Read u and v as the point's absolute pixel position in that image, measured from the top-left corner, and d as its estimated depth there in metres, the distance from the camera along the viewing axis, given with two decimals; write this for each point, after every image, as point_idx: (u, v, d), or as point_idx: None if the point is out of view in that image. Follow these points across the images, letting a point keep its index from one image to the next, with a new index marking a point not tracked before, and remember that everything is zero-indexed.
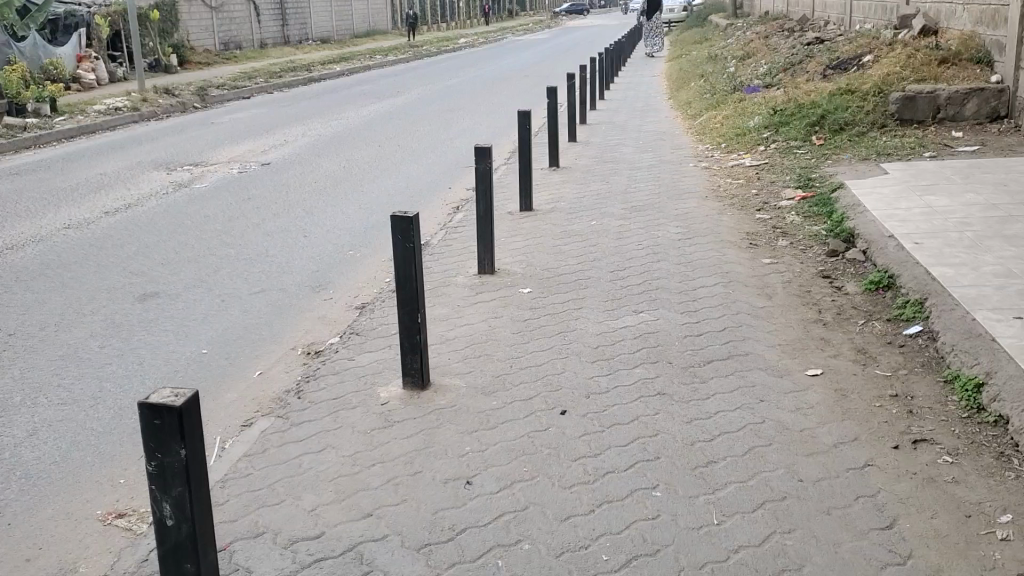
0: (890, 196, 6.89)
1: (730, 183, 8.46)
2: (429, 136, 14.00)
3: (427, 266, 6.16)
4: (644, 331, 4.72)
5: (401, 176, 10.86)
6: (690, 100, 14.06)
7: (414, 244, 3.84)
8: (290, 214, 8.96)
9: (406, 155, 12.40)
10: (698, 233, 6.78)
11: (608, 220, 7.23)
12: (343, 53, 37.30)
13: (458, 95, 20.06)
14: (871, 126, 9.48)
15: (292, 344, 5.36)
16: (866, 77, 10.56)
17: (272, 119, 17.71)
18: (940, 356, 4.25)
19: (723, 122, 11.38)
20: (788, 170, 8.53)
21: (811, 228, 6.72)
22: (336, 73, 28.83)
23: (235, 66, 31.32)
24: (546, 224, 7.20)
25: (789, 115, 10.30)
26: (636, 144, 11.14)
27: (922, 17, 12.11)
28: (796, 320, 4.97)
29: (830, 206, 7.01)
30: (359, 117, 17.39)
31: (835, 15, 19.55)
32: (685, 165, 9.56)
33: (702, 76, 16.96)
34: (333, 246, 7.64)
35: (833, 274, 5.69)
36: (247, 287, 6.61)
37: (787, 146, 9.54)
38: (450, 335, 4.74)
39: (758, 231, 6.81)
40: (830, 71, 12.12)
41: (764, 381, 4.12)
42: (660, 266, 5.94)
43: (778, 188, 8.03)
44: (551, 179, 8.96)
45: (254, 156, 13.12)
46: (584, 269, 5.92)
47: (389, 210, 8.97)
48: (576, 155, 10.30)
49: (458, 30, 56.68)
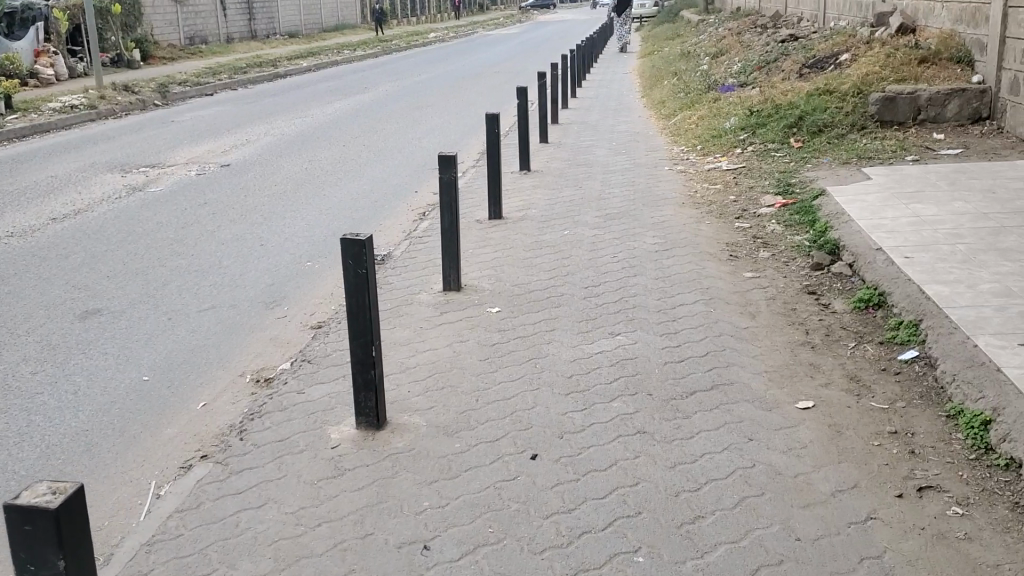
0: (875, 204, 6.59)
1: (707, 188, 8.14)
2: (396, 135, 13.59)
3: (388, 280, 5.78)
4: (621, 357, 4.38)
5: (365, 179, 10.44)
6: (663, 100, 13.75)
7: (367, 271, 3.47)
8: (248, 221, 8.53)
9: (371, 157, 11.98)
10: (676, 243, 6.45)
11: (581, 229, 6.88)
12: (311, 49, 36.66)
13: (427, 93, 19.63)
14: (851, 128, 9.20)
15: (242, 371, 4.96)
16: (844, 76, 10.28)
17: (235, 117, 17.20)
18: (940, 386, 3.94)
19: (698, 123, 11.06)
20: (767, 175, 8.22)
21: (793, 238, 6.40)
22: (303, 69, 28.28)
23: (200, 62, 30.65)
24: (516, 233, 6.83)
25: (766, 116, 10.00)
26: (610, 145, 10.80)
27: (899, 15, 11.87)
28: (783, 343, 4.64)
29: (813, 214, 6.71)
30: (324, 115, 16.92)
31: (808, 11, 19.31)
32: (660, 169, 9.24)
33: (676, 74, 16.66)
34: (291, 257, 7.22)
35: (820, 290, 5.37)
36: (197, 303, 6.20)
37: (765, 148, 9.24)
38: (411, 363, 4.37)
39: (738, 241, 6.49)
40: (807, 70, 11.84)
41: (752, 415, 3.79)
42: (636, 282, 5.59)
43: (757, 194, 7.71)
44: (521, 183, 8.58)
45: (214, 157, 12.65)
46: (555, 285, 5.56)
47: (351, 216, 8.56)
48: (547, 157, 9.94)
49: (429, 25, 56.11)
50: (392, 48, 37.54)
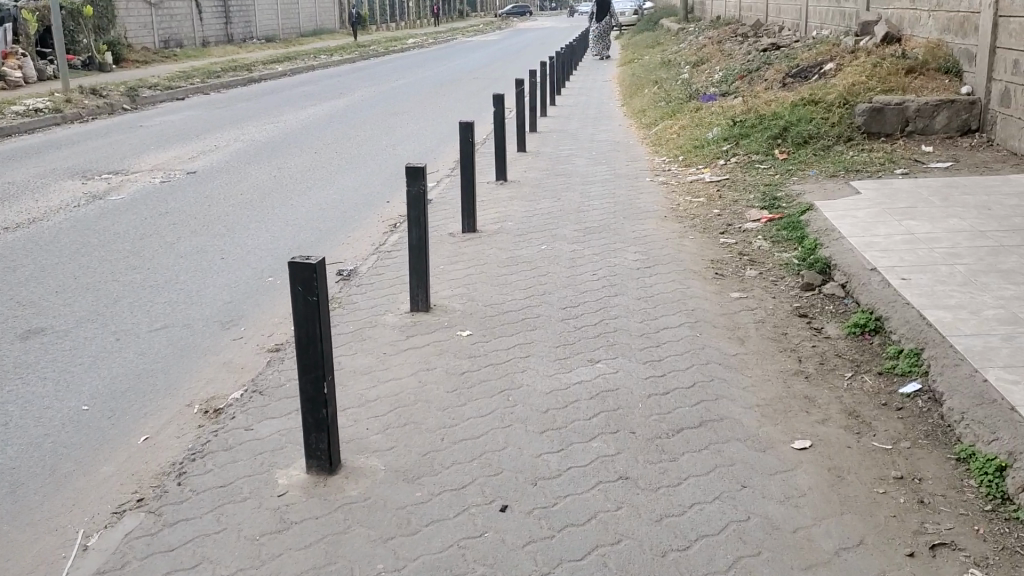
0: (866, 220, 6.30)
1: (690, 201, 7.83)
2: (369, 143, 13.23)
3: (353, 299, 5.41)
4: (601, 387, 4.04)
5: (336, 187, 10.07)
6: (644, 108, 13.46)
7: (318, 298, 3.13)
8: (210, 233, 8.14)
9: (342, 164, 11.61)
10: (658, 259, 6.12)
11: (559, 244, 6.53)
12: (288, 53, 36.18)
13: (404, 99, 19.29)
14: (837, 139, 8.92)
15: (190, 400, 4.58)
16: (829, 86, 10.02)
17: (205, 121, 16.79)
18: (947, 425, 3.63)
19: (680, 133, 10.77)
20: (752, 188, 7.92)
21: (781, 255, 6.09)
22: (279, 74, 27.85)
23: (174, 65, 30.13)
24: (490, 248, 6.48)
25: (749, 126, 9.71)
26: (589, 155, 10.49)
27: (884, 24, 11.64)
28: (774, 372, 4.31)
29: (801, 229, 6.40)
30: (297, 120, 16.53)
31: (789, 20, 19.13)
32: (641, 180, 8.92)
33: (656, 82, 16.40)
34: (253, 272, 6.84)
35: (811, 313, 5.06)
36: (149, 322, 5.80)
37: (749, 160, 8.95)
38: (372, 394, 4.00)
39: (724, 258, 6.17)
40: (791, 80, 11.58)
41: (744, 456, 3.45)
42: (617, 302, 5.25)
43: (742, 208, 7.41)
44: (497, 194, 8.24)
45: (180, 163, 12.24)
46: (531, 305, 5.22)
47: (319, 227, 8.18)
48: (524, 167, 9.60)
49: (408, 31, 55.74)
50: (369, 53, 37.12)
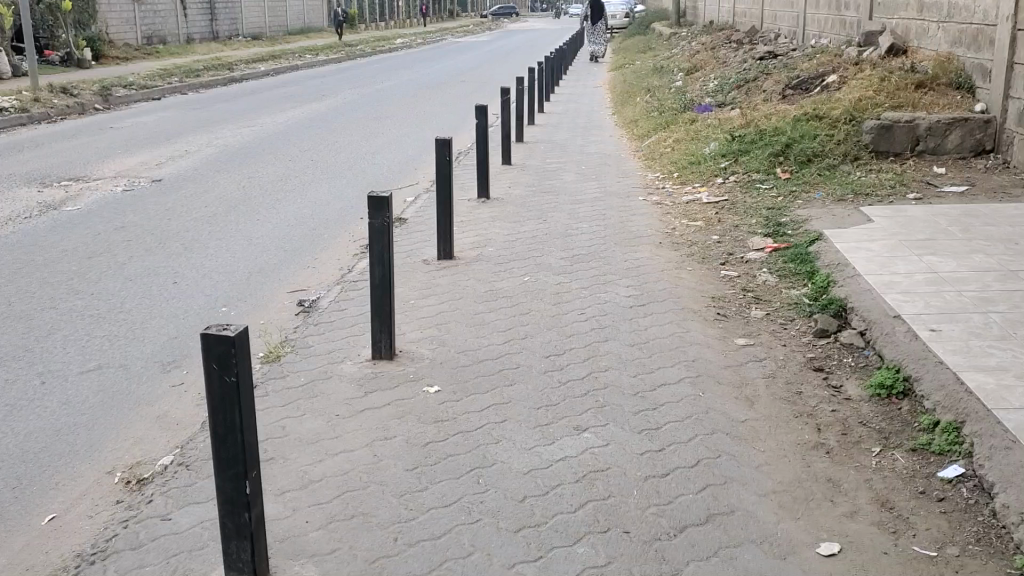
0: (882, 254, 5.72)
1: (687, 225, 7.24)
2: (348, 151, 12.59)
3: (309, 341, 4.78)
4: (589, 465, 3.43)
5: (309, 200, 9.45)
6: (636, 118, 12.89)
7: (237, 379, 2.52)
8: (166, 253, 7.49)
9: (318, 174, 10.98)
10: (653, 294, 5.51)
11: (543, 274, 5.92)
12: (273, 52, 35.53)
13: (388, 103, 18.68)
14: (843, 158, 8.36)
15: (112, 466, 3.94)
16: (833, 99, 9.46)
17: (180, 124, 16.13)
18: (1002, 527, 3.04)
19: (675, 146, 10.18)
20: (754, 212, 7.33)
21: (790, 293, 5.50)
22: (262, 73, 27.21)
23: (155, 63, 29.45)
24: (466, 277, 5.86)
25: (749, 142, 9.13)
26: (579, 169, 9.89)
27: (889, 35, 11.10)
28: (790, 444, 3.71)
29: (810, 263, 5.82)
30: (275, 124, 15.88)
31: (786, 27, 18.61)
32: (633, 199, 8.33)
33: (649, 89, 15.84)
34: (206, 301, 6.21)
35: (828, 367, 4.47)
36: (80, 362, 5.15)
37: (749, 179, 8.36)
38: (319, 473, 3.39)
39: (726, 294, 5.57)
40: (791, 92, 11.00)
41: (760, 567, 2.86)
42: (607, 348, 4.64)
43: (744, 235, 6.82)
44: (478, 214, 7.63)
45: (146, 170, 11.58)
46: (511, 351, 4.60)
47: (285, 248, 7.56)
48: (509, 182, 8.99)
49: (397, 31, 55.08)
50: (357, 53, 36.50)
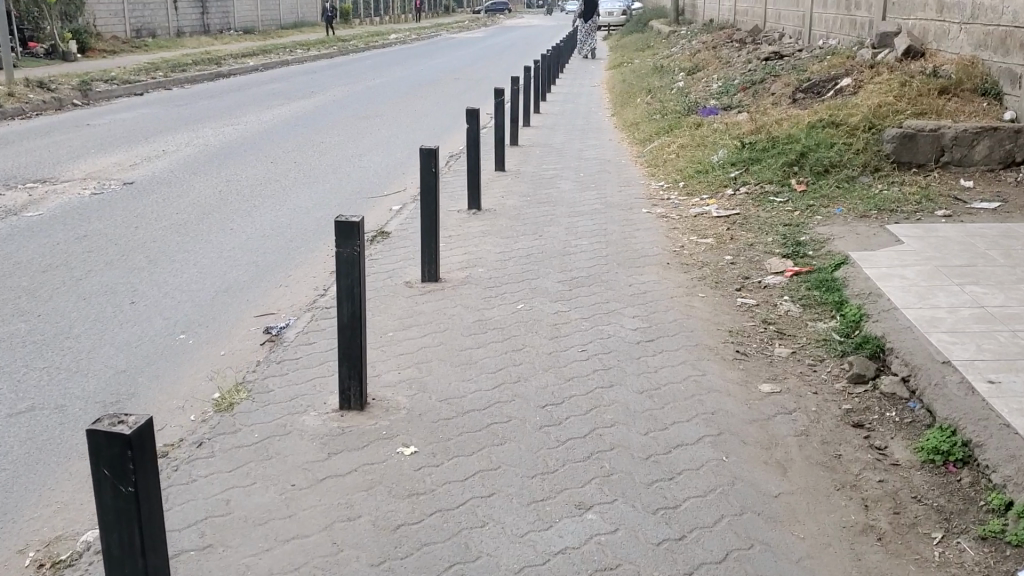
0: (919, 283, 5.12)
1: (696, 243, 6.63)
2: (334, 153, 11.97)
3: (271, 385, 4.15)
4: (595, 561, 2.82)
5: (288, 207, 8.82)
6: (638, 121, 12.30)
7: (137, 489, 1.92)
8: (127, 267, 6.85)
9: (300, 178, 10.36)
10: (663, 327, 4.89)
11: (539, 301, 5.29)
12: (265, 46, 34.90)
13: (380, 101, 18.08)
14: (862, 170, 7.77)
15: (24, 543, 3.30)
16: (850, 104, 8.89)
17: (161, 121, 15.47)
18: None
19: (680, 153, 9.57)
20: (769, 229, 6.72)
21: (817, 328, 4.90)
22: (251, 69, 26.58)
23: (143, 57, 28.78)
24: (452, 302, 5.24)
25: (761, 149, 8.53)
26: (578, 176, 9.28)
27: (906, 36, 10.54)
28: (835, 528, 3.10)
29: (838, 292, 5.22)
30: (260, 123, 15.25)
31: (790, 27, 18.03)
32: (636, 212, 7.72)
33: (650, 90, 15.26)
34: (163, 326, 5.57)
35: (868, 423, 3.87)
36: (10, 401, 4.52)
37: (762, 191, 7.75)
38: (265, 570, 2.77)
39: (746, 327, 4.96)
40: (801, 96, 10.45)
41: None
42: (613, 396, 4.03)
43: (759, 256, 6.21)
44: (468, 228, 7.00)
45: (119, 171, 10.93)
46: (502, 397, 3.97)
47: (257, 262, 6.92)
48: (502, 192, 8.37)
49: (392, 26, 54.37)
50: (350, 48, 35.82)
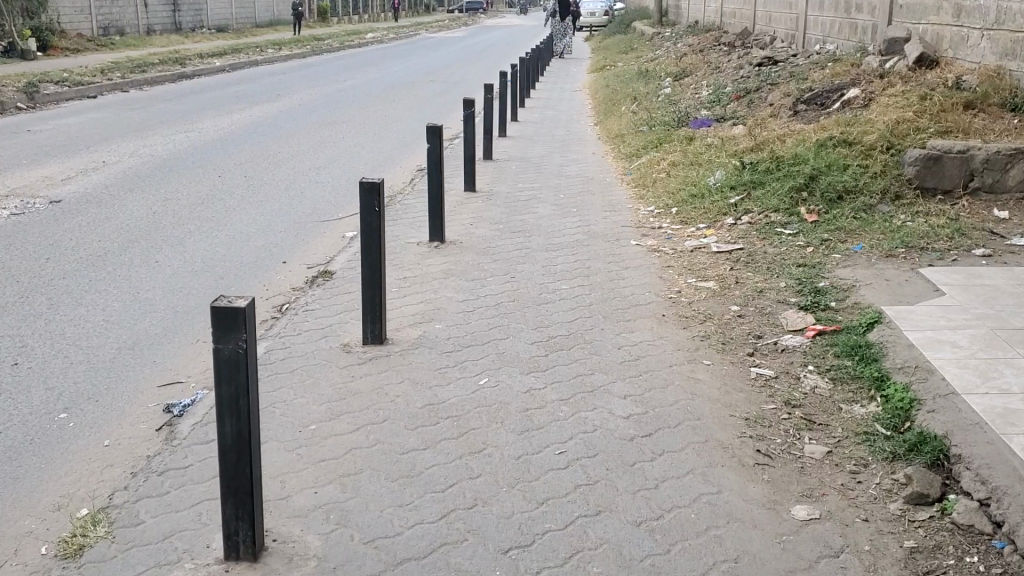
0: (976, 356, 4.16)
1: (696, 286, 5.63)
2: (291, 167, 10.90)
3: (143, 515, 3.10)
4: None
5: (228, 233, 7.75)
6: (622, 132, 11.33)
7: None
8: (21, 313, 5.76)
9: (248, 196, 9.29)
10: (662, 411, 3.86)
11: (507, 369, 4.26)
12: (237, 45, 33.65)
13: (347, 106, 17.03)
14: (881, 196, 6.81)
15: None
16: (862, 118, 7.94)
17: (109, 127, 14.36)
18: None
19: (670, 172, 8.57)
20: (780, 270, 5.74)
21: (853, 416, 3.91)
22: (217, 68, 25.36)
23: (109, 56, 27.58)
24: (398, 374, 4.20)
25: (764, 169, 7.55)
26: (558, 199, 8.28)
27: (918, 43, 9.63)
28: None
29: (874, 364, 4.24)
30: (216, 129, 14.15)
31: (782, 30, 17.10)
32: (624, 244, 6.72)
33: (635, 96, 14.32)
34: (43, 398, 4.51)
35: (943, 572, 2.87)
36: None
37: (767, 221, 6.76)
38: None
39: (766, 411, 3.95)
40: (803, 108, 9.50)
41: None
42: (602, 530, 3.00)
43: (771, 306, 5.21)
44: (428, 266, 5.96)
45: (48, 187, 9.80)
46: (451, 536, 2.94)
47: (177, 308, 5.87)
48: (471, 218, 7.34)
49: (370, 26, 53.25)
50: (325, 48, 34.69)
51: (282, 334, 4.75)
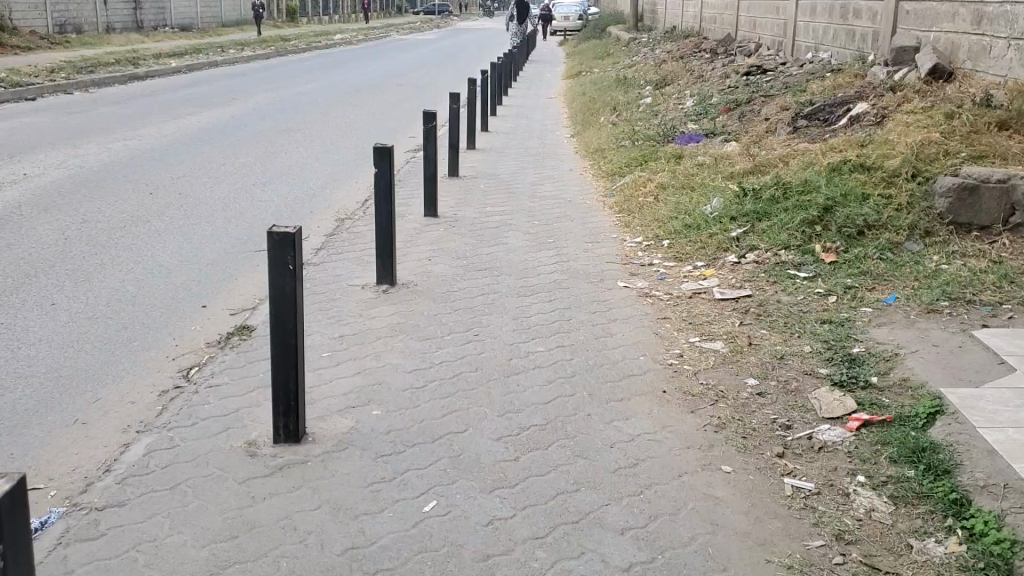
0: None
1: (702, 347, 4.59)
2: (234, 182, 9.77)
3: None
4: None
5: (146, 265, 6.62)
6: (601, 146, 10.31)
7: None
8: None
9: (178, 216, 8.15)
10: (674, 557, 2.82)
11: (464, 482, 3.19)
12: (199, 45, 32.31)
13: (305, 112, 15.89)
14: (908, 233, 5.82)
15: None
16: (879, 138, 6.95)
17: (40, 133, 13.11)
18: None
19: (659, 197, 7.55)
20: (802, 328, 4.72)
21: (930, 560, 2.88)
22: (172, 69, 24.04)
23: (62, 54, 26.19)
24: (316, 493, 3.12)
25: (769, 196, 6.54)
26: (531, 225, 7.22)
27: (931, 52, 8.68)
28: None
29: (946, 479, 3.22)
30: (159, 137, 12.98)
31: (767, 38, 16.21)
32: (611, 286, 5.68)
33: (615, 105, 13.32)
34: None
35: None
36: None
37: (776, 260, 5.76)
38: None
39: (814, 552, 2.91)
40: (804, 123, 8.53)
41: None
42: None
43: (797, 379, 4.18)
44: (372, 317, 4.87)
45: None
46: None
47: (59, 368, 4.75)
48: (430, 251, 6.27)
49: (338, 26, 51.98)
50: (290, 49, 33.42)
51: (171, 426, 3.66)
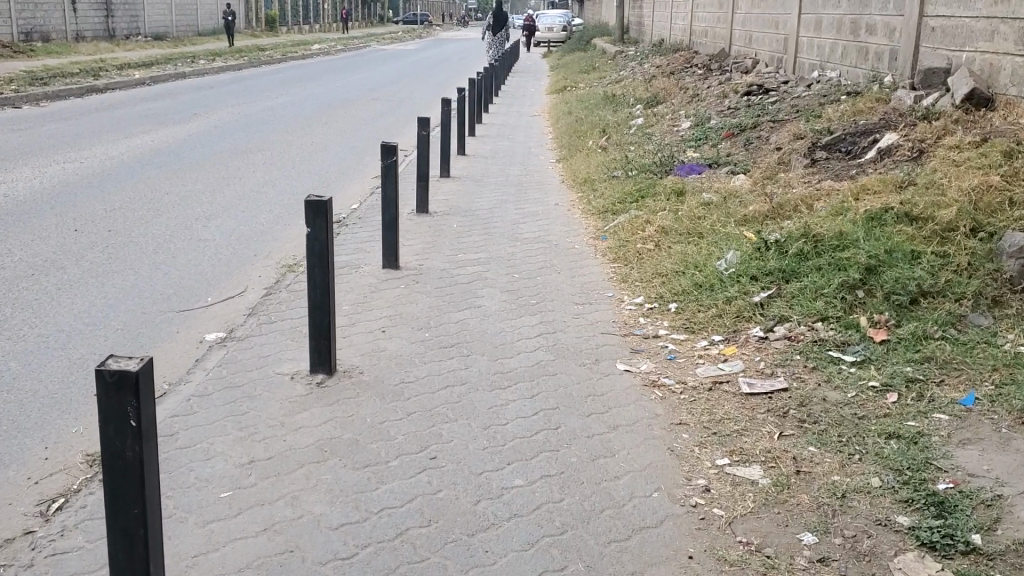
0: None
1: (734, 473, 3.46)
2: (174, 215, 8.58)
3: None
4: None
5: (40, 332, 5.41)
6: (591, 176, 9.20)
7: None
8: None
9: (96, 262, 6.94)
10: None
11: None
12: (171, 55, 31.04)
13: (269, 130, 14.70)
14: (974, 301, 4.71)
15: None
16: (922, 180, 5.86)
17: None
18: None
19: (661, 244, 6.45)
20: (862, 446, 3.59)
21: None
22: (136, 81, 22.81)
23: (25, 62, 24.87)
24: None
25: (797, 250, 5.43)
26: (509, 279, 6.09)
27: (966, 75, 7.61)
28: None
29: None
30: (103, 159, 11.76)
31: (764, 53, 15.17)
32: (609, 370, 4.54)
33: (604, 126, 12.21)
34: None
35: None
36: None
37: (812, 337, 4.65)
38: None
39: None
40: (823, 155, 7.46)
41: None
42: None
43: (869, 534, 3.05)
44: (299, 426, 3.71)
45: None
46: None
47: None
48: (385, 319, 5.12)
49: (318, 36, 50.83)
50: (266, 60, 32.22)
51: None
